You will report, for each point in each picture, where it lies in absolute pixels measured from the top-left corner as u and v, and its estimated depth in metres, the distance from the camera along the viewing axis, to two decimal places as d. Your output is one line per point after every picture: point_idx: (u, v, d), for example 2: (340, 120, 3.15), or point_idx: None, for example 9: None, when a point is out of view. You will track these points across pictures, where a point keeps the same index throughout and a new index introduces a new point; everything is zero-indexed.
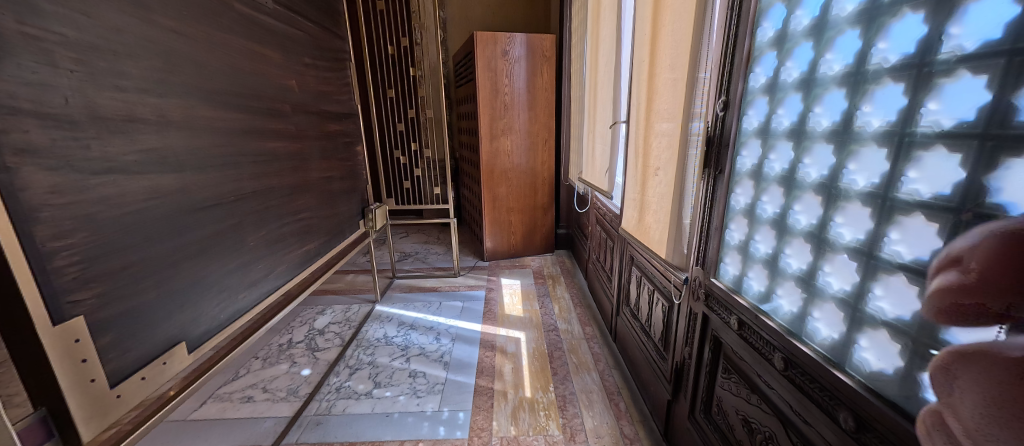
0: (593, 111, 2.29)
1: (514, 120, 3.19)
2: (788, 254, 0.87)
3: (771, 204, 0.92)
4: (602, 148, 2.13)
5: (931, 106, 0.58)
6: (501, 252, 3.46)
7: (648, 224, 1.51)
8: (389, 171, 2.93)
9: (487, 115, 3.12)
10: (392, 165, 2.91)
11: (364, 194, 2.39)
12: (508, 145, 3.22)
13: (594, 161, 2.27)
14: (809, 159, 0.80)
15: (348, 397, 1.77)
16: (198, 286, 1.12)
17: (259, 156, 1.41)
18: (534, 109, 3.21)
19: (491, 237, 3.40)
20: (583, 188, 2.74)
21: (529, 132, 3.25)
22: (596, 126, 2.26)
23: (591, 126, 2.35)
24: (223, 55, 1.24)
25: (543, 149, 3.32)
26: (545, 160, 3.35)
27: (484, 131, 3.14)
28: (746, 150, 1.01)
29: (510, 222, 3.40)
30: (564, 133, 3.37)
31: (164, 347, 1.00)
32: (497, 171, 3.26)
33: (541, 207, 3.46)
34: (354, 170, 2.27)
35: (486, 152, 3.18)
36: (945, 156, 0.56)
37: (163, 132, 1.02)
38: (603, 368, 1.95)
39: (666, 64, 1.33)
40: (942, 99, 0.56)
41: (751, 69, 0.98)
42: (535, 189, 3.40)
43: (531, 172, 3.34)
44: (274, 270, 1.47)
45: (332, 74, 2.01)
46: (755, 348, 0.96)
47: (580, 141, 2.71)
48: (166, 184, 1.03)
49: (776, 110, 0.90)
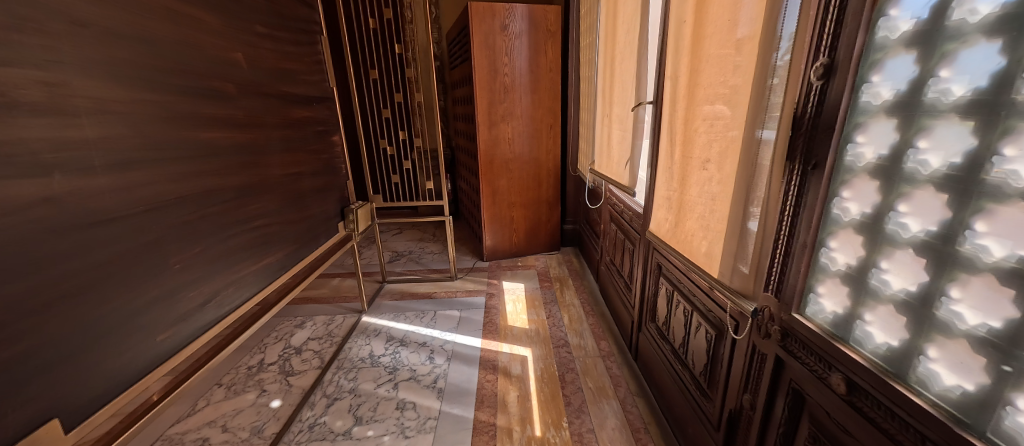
0: (609, 91, 1.95)
1: (515, 105, 2.85)
2: (954, 298, 0.55)
3: (916, 219, 0.59)
4: (621, 135, 1.80)
5: (944, 74, 0.55)
6: (502, 250, 3.15)
7: (690, 230, 1.19)
8: (376, 164, 2.59)
9: (485, 99, 2.77)
10: (379, 158, 2.57)
11: (344, 192, 2.07)
12: (509, 133, 2.88)
13: (611, 150, 1.94)
14: (1016, 150, 0.48)
15: (323, 439, 1.48)
16: (87, 334, 0.80)
17: (194, 151, 1.08)
18: (538, 91, 2.87)
19: (491, 235, 3.09)
20: (595, 181, 2.42)
21: (533, 118, 2.91)
22: (613, 109, 1.92)
23: (607, 109, 2.01)
24: (125, 12, 0.90)
25: (548, 136, 2.98)
26: (550, 149, 3.02)
27: (481, 118, 2.80)
28: (866, 134, 0.68)
29: (511, 218, 3.09)
30: (571, 119, 3.03)
31: (23, 433, 0.70)
32: (497, 163, 2.92)
33: (545, 202, 3.14)
34: (332, 164, 1.94)
35: (485, 141, 2.85)
36: (958, 128, 0.54)
37: (13, 118, 0.70)
38: (624, 395, 1.65)
39: (724, 20, 0.99)
40: (954, 66, 0.54)
41: (883, 12, 0.64)
42: (539, 182, 3.07)
43: (535, 163, 3.01)
44: (218, 295, 1.16)
45: (299, 48, 1.66)
46: (881, 428, 0.66)
47: (592, 127, 2.38)
48: (23, 194, 0.71)
49: (935, 73, 0.57)
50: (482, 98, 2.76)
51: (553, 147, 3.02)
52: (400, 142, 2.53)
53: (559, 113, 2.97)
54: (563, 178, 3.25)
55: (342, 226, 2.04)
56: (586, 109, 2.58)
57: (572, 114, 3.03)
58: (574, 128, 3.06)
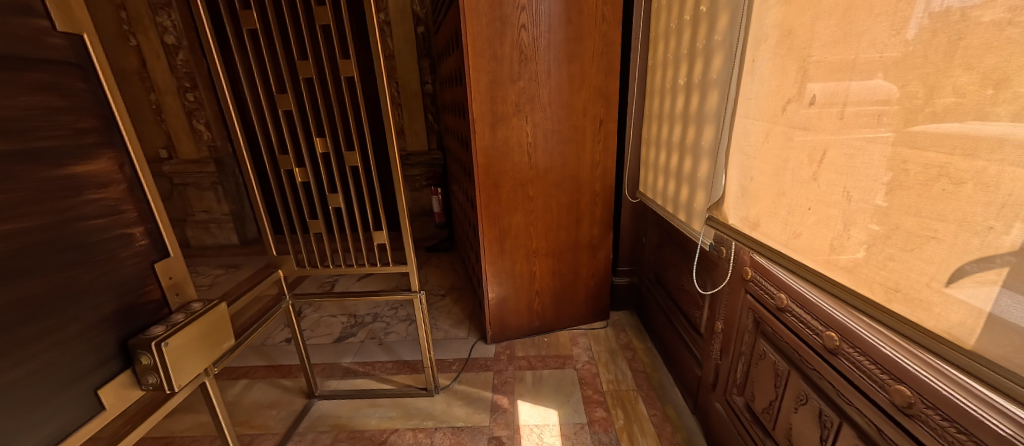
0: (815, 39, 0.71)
1: (539, 86, 1.59)
2: None
3: None
4: (894, 169, 0.57)
5: None
6: (517, 325, 1.94)
7: None
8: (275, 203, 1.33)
9: (483, 74, 1.52)
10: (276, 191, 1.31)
11: (141, 294, 0.87)
12: (527, 135, 1.64)
13: (836, 206, 0.67)
14: None
15: None
16: None
17: None
18: (578, 61, 1.60)
19: (497, 303, 1.88)
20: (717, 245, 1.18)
21: (568, 108, 1.65)
22: (826, 92, 0.68)
23: (789, 90, 0.77)
24: None
25: (594, 139, 1.73)
26: (597, 162, 1.77)
27: (477, 109, 1.55)
28: None
29: (531, 274, 1.86)
30: (634, 108, 1.75)
31: None
32: (506, 190, 1.69)
33: (587, 246, 1.90)
34: (71, 240, 0.74)
35: (482, 154, 1.61)
36: None
37: None
38: None
39: None
40: None
41: None
42: (577, 216, 1.83)
43: (570, 186, 1.77)
44: None
45: None
46: None
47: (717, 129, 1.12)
48: None
49: None
50: (478, 73, 1.51)
51: (603, 159, 1.77)
52: (316, 160, 1.28)
53: (615, 100, 1.70)
54: (617, 205, 1.99)
55: (121, 384, 0.81)
56: (692, 85, 1.31)
57: (635, 102, 1.75)
58: (640, 125, 1.78)
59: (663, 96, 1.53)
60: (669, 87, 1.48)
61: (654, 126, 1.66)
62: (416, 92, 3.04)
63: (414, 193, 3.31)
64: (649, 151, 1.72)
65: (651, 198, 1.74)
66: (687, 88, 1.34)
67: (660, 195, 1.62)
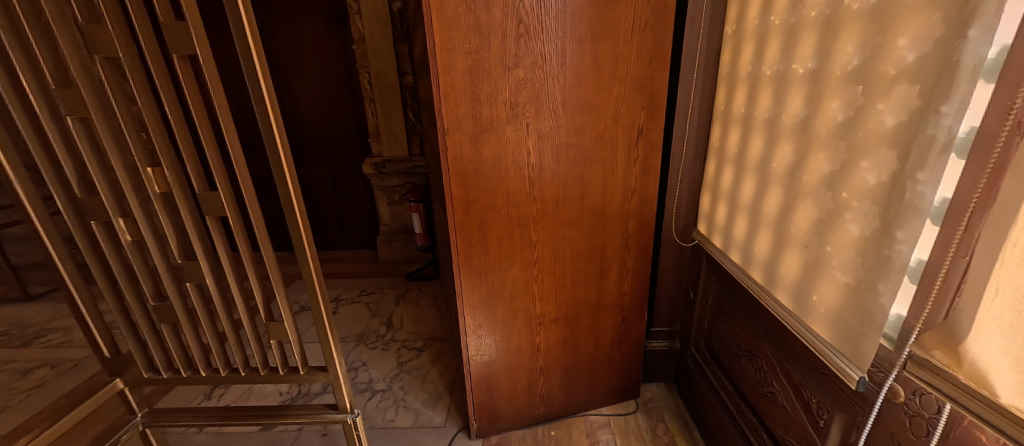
0: None
1: (548, 77, 1.01)
2: None
3: None
4: None
5: None
6: (513, 414, 1.39)
7: None
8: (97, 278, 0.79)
9: (459, 60, 0.95)
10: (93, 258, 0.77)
11: None
12: (529, 154, 1.07)
13: None
14: None
15: None
16: None
17: None
18: (611, 39, 1.02)
19: (485, 386, 1.32)
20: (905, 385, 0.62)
21: (593, 114, 1.08)
22: None
23: None
24: None
25: (631, 157, 1.15)
26: (632, 192, 1.20)
27: (451, 116, 0.99)
28: None
29: (534, 346, 1.30)
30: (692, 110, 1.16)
31: None
32: (497, 236, 1.13)
33: (614, 305, 1.34)
34: None
35: (461, 185, 1.05)
36: None
37: None
38: None
39: None
40: None
41: None
42: (600, 266, 1.26)
43: (593, 226, 1.20)
44: None
45: None
46: None
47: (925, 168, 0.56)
48: None
49: None
50: (451, 59, 0.94)
51: (642, 187, 1.20)
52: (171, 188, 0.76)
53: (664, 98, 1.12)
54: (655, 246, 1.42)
55: None
56: (829, 78, 0.73)
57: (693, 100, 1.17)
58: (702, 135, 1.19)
59: (756, 95, 0.96)
60: (769, 81, 0.90)
61: (731, 140, 1.08)
62: (393, 86, 2.46)
63: (392, 207, 2.76)
64: (722, 174, 1.14)
65: (720, 247, 1.17)
66: (814, 83, 0.77)
67: (740, 248, 1.05)
